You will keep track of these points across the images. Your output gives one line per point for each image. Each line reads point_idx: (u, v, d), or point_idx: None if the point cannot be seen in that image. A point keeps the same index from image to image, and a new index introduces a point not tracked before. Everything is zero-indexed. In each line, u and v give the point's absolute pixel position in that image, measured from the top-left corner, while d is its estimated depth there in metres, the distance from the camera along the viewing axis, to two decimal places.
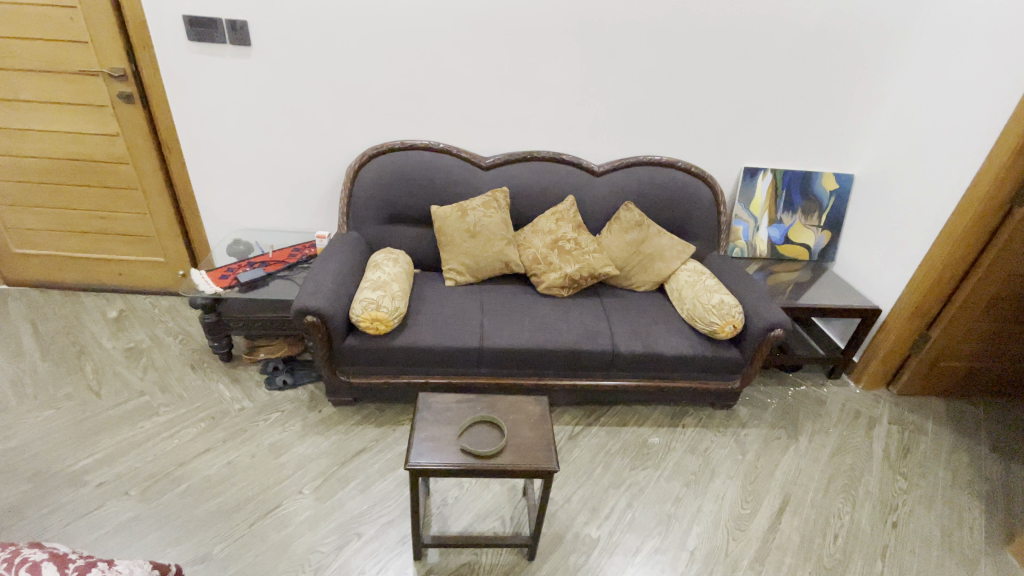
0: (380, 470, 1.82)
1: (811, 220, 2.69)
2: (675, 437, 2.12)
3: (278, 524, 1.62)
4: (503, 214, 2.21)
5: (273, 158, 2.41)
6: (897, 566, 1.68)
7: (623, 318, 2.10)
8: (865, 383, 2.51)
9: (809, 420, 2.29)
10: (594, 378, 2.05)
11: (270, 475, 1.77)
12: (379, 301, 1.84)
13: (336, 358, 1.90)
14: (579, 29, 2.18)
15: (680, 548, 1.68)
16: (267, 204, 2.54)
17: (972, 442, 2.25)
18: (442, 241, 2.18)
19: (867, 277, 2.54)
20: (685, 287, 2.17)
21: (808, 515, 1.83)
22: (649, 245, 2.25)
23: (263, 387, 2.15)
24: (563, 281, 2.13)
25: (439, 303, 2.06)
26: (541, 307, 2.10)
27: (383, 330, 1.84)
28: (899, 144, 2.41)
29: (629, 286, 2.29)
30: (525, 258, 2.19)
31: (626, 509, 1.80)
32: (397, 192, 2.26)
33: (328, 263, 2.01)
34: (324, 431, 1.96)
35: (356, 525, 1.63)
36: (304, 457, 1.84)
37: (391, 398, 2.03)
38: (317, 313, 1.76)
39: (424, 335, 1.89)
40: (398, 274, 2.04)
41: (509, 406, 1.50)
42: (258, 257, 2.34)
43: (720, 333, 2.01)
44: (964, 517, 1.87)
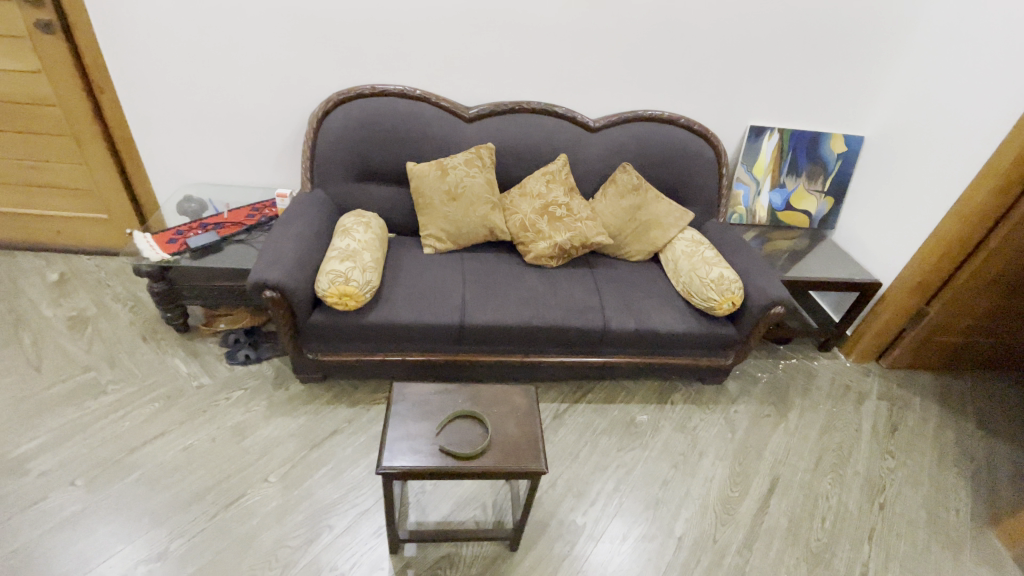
0: (352, 455, 1.69)
1: (815, 185, 2.52)
2: (663, 415, 2.04)
3: (242, 517, 1.50)
4: (487, 174, 1.99)
5: (225, 103, 2.11)
6: (883, 550, 1.67)
7: (616, 291, 1.95)
8: (856, 355, 2.45)
9: (798, 395, 2.23)
10: (582, 356, 1.92)
11: (233, 462, 1.63)
12: (348, 273, 1.65)
13: (302, 334, 1.72)
14: None
15: (668, 535, 1.64)
16: (222, 155, 2.26)
17: (959, 418, 2.23)
18: (420, 204, 1.96)
19: (868, 248, 2.43)
20: (682, 259, 2.01)
21: (796, 498, 1.80)
22: (646, 211, 2.07)
23: (224, 362, 1.98)
24: (552, 251, 1.96)
25: (416, 274, 1.87)
26: (528, 279, 1.93)
27: (353, 306, 1.66)
28: (917, 104, 2.22)
29: (622, 255, 2.12)
30: (511, 224, 2.00)
31: (613, 494, 1.73)
32: (368, 146, 2.00)
33: (290, 227, 1.79)
34: (292, 411, 1.81)
35: (328, 517, 1.52)
36: (269, 441, 1.71)
37: (365, 376, 1.88)
38: (277, 287, 1.58)
39: (399, 311, 1.72)
40: (370, 241, 1.83)
41: (492, 398, 1.37)
42: (212, 217, 2.11)
43: (717, 310, 1.88)
44: (949, 497, 1.86)
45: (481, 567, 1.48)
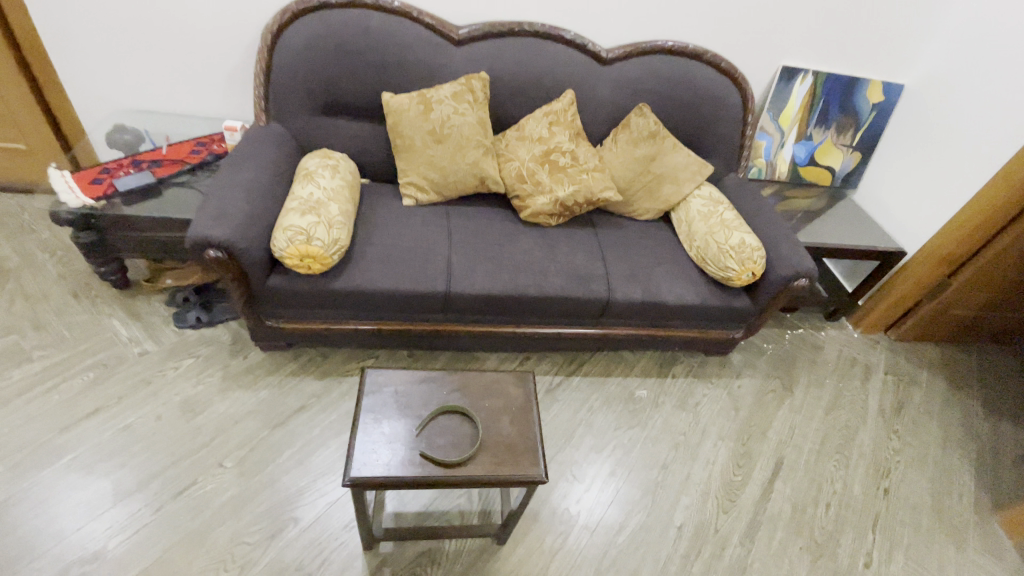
0: (321, 436, 1.50)
1: (843, 138, 2.26)
2: (664, 389, 1.89)
3: (194, 509, 1.31)
4: (479, 112, 1.68)
5: (155, 9, 1.71)
6: (887, 539, 1.59)
7: (622, 256, 1.72)
8: (865, 326, 2.31)
9: (805, 369, 2.10)
10: (582, 327, 1.72)
11: (183, 444, 1.43)
12: (310, 231, 1.38)
13: (258, 299, 1.47)
14: None
15: (666, 525, 1.52)
16: (157, 76, 1.87)
17: (966, 395, 2.13)
18: (398, 145, 1.66)
19: (894, 211, 2.22)
20: (698, 220, 1.77)
21: (801, 482, 1.69)
22: (660, 163, 1.80)
23: (172, 325, 1.72)
24: (552, 207, 1.69)
25: (394, 230, 1.61)
26: (524, 240, 1.68)
27: (317, 269, 1.40)
28: (974, 48, 1.93)
29: (630, 213, 1.87)
30: (506, 173, 1.72)
31: (609, 478, 1.60)
32: (334, 72, 1.65)
33: (241, 172, 1.49)
34: (251, 384, 1.59)
35: (292, 508, 1.35)
36: (225, 419, 1.50)
37: (335, 345, 1.65)
38: (222, 246, 1.31)
39: (373, 275, 1.47)
40: (338, 190, 1.54)
41: (484, 389, 1.17)
42: (149, 152, 1.80)
43: (734, 281, 1.67)
44: (954, 481, 1.79)
45: (465, 564, 1.35)
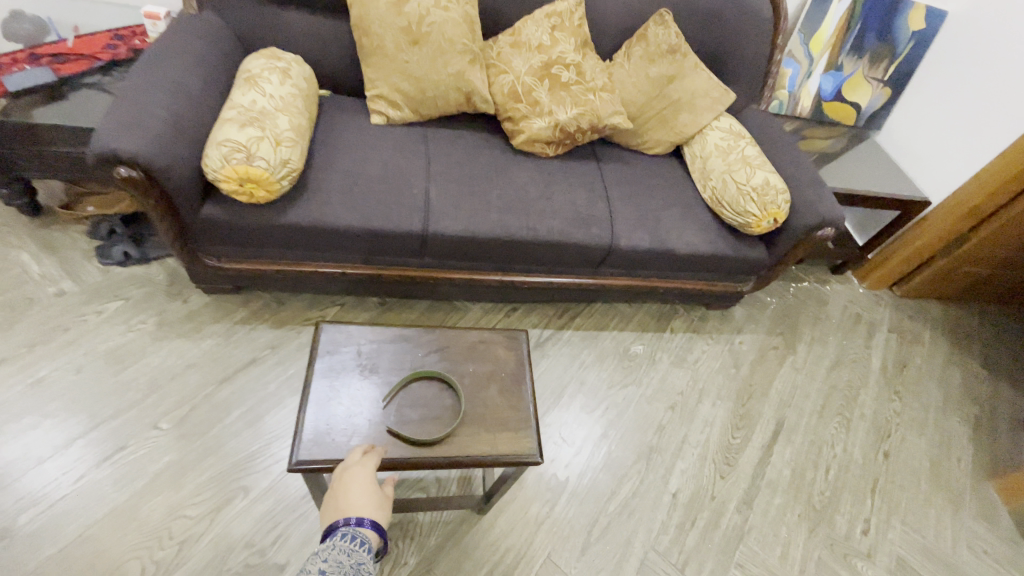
0: (276, 393, 1.30)
1: (875, 71, 2.01)
2: (661, 345, 1.74)
3: (123, 478, 1.12)
4: (467, 9, 1.37)
5: None
6: (886, 504, 1.52)
7: (628, 196, 1.49)
8: (871, 281, 2.18)
9: (808, 325, 1.97)
10: (577, 277, 1.52)
11: (109, 402, 1.21)
12: (251, 148, 1.10)
13: (193, 234, 1.21)
14: None
15: (661, 492, 1.41)
16: None
17: (967, 355, 2.05)
18: (365, 48, 1.35)
19: (920, 157, 2.02)
20: (715, 156, 1.54)
21: (801, 445, 1.59)
22: (678, 86, 1.54)
23: (96, 262, 1.45)
24: (551, 133, 1.43)
25: (360, 154, 1.33)
26: (515, 173, 1.43)
27: (262, 198, 1.14)
28: None
29: (638, 146, 1.62)
30: (496, 89, 1.43)
31: (600, 441, 1.46)
32: None
33: (161, 70, 1.17)
34: (192, 332, 1.36)
35: (241, 476, 1.16)
36: (161, 373, 1.28)
37: (292, 289, 1.42)
38: (136, 163, 1.03)
39: (334, 209, 1.22)
40: (289, 99, 1.25)
41: (466, 351, 0.99)
42: (48, 45, 1.43)
43: (752, 229, 1.47)
44: (953, 444, 1.72)
45: (441, 537, 1.21)
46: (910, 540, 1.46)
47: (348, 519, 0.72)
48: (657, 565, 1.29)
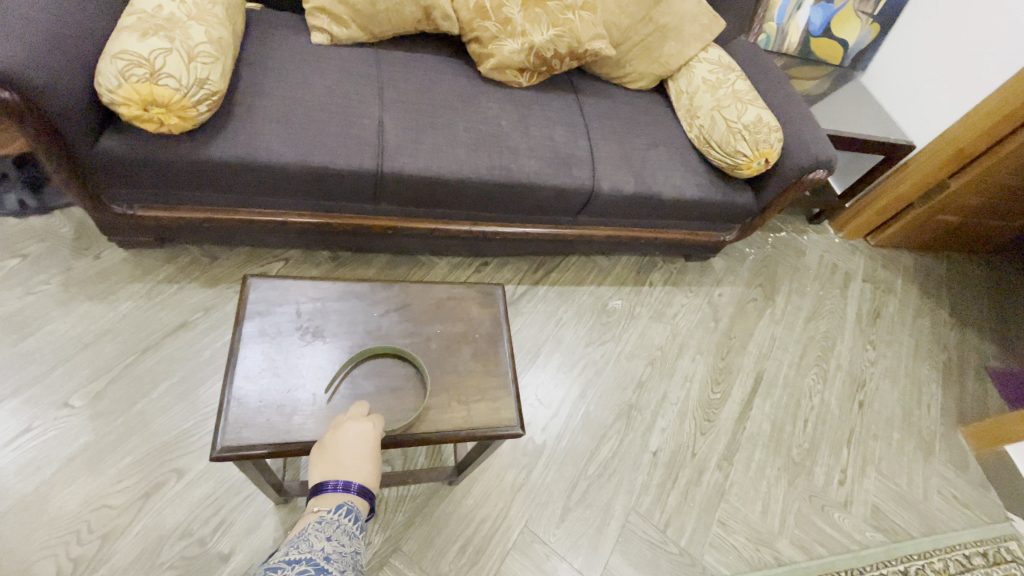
0: (212, 361, 1.13)
1: (866, 4, 1.89)
2: (640, 299, 1.64)
3: (26, 465, 0.95)
4: None
5: None
6: (861, 454, 1.51)
7: (610, 134, 1.34)
8: (847, 231, 2.14)
9: (786, 276, 1.91)
10: (554, 225, 1.39)
11: (6, 377, 1.02)
12: (152, 60, 0.89)
13: (93, 174, 0.99)
14: None
15: (641, 451, 1.34)
16: None
17: (936, 304, 2.06)
18: None
19: (907, 99, 1.94)
20: (703, 91, 1.40)
21: (780, 399, 1.56)
22: (665, 9, 1.37)
23: None
24: (524, 58, 1.24)
25: (299, 78, 1.12)
26: (484, 105, 1.25)
27: (176, 128, 0.93)
28: None
29: (620, 78, 1.45)
30: (460, 5, 1.23)
31: (578, 402, 1.38)
32: None
33: None
34: (105, 294, 1.16)
35: (174, 456, 1.01)
36: (70, 342, 1.08)
37: (226, 242, 1.22)
38: (9, 81, 0.80)
39: (269, 143, 1.02)
40: (204, 6, 1.02)
41: (432, 309, 0.85)
42: None
43: (742, 172, 1.35)
44: (923, 393, 1.74)
45: (408, 513, 1.11)
46: (884, 488, 1.47)
47: (337, 482, 0.62)
48: (639, 527, 1.23)
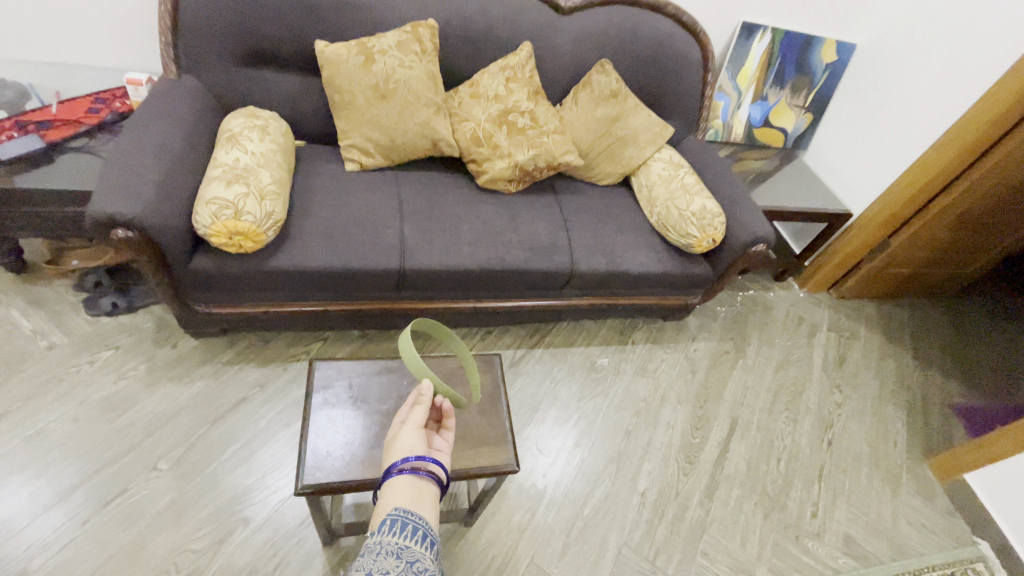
0: (267, 428, 1.39)
1: (797, 99, 2.26)
2: (624, 357, 1.89)
3: (126, 519, 1.18)
4: (429, 65, 1.52)
5: None
6: (832, 488, 1.69)
7: (585, 224, 1.65)
8: (810, 285, 2.40)
9: (756, 330, 2.16)
10: (544, 299, 1.66)
11: (109, 447, 1.28)
12: (237, 204, 1.21)
13: (183, 284, 1.30)
14: None
15: (631, 492, 1.54)
16: (36, 15, 1.55)
17: (899, 347, 2.27)
18: (337, 103, 1.48)
19: (843, 172, 2.26)
20: (659, 185, 1.72)
21: (754, 441, 1.76)
22: (622, 125, 1.72)
23: (83, 313, 1.51)
24: (511, 172, 1.59)
25: (337, 200, 1.45)
26: (481, 209, 1.57)
27: (249, 248, 1.24)
28: (925, 8, 1.93)
29: (591, 178, 1.79)
30: (460, 135, 1.58)
31: (574, 450, 1.59)
32: (255, 16, 1.42)
33: (148, 136, 1.27)
34: (182, 376, 1.43)
35: (240, 509, 1.24)
36: (155, 417, 1.35)
37: (277, 328, 1.51)
38: (132, 226, 1.12)
39: (316, 252, 1.33)
40: (268, 155, 1.36)
41: (448, 376, 1.11)
42: (34, 112, 1.52)
43: (695, 248, 1.65)
44: (889, 430, 1.92)
45: None
46: (855, 519, 1.63)
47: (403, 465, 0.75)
48: (631, 559, 1.41)
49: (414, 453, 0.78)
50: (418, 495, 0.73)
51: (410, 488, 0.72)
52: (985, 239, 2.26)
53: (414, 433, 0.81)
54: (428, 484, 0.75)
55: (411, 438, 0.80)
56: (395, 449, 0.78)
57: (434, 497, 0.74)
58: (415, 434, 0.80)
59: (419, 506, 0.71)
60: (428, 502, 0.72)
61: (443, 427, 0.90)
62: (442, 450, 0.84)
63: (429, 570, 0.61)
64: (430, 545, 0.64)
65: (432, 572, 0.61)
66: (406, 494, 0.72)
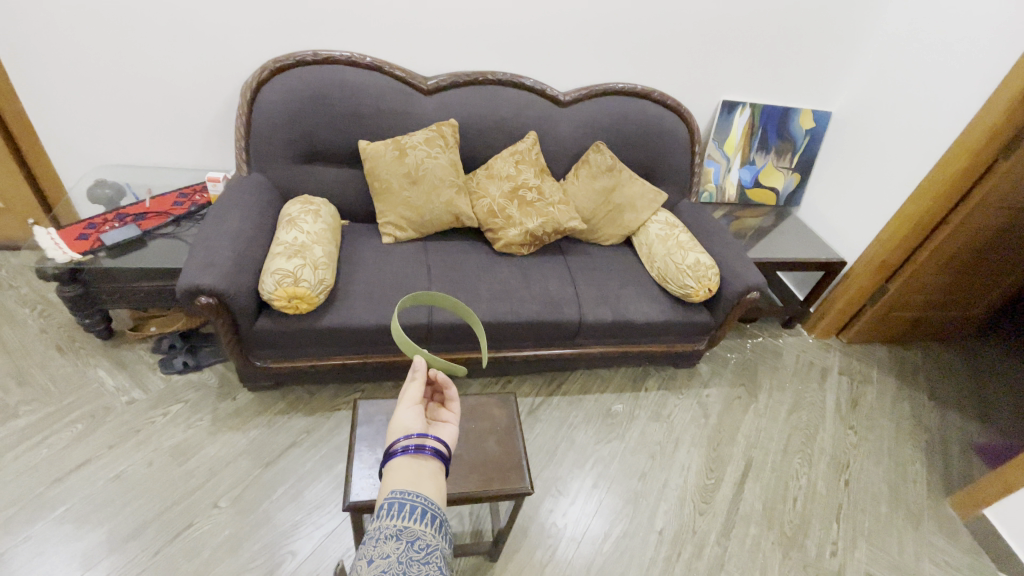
0: (312, 471, 1.56)
1: (783, 161, 2.49)
2: (638, 403, 2.01)
3: (190, 550, 1.34)
4: (451, 154, 1.83)
5: (137, 73, 1.80)
6: (851, 527, 1.72)
7: (591, 280, 1.86)
8: (817, 331, 2.49)
9: (767, 375, 2.25)
10: (558, 348, 1.83)
11: (177, 487, 1.46)
12: (297, 273, 1.46)
13: (248, 343, 1.53)
14: None
15: (648, 531, 1.62)
16: (139, 131, 1.95)
17: (913, 388, 2.31)
18: (376, 188, 1.78)
19: (834, 224, 2.43)
20: (656, 243, 1.93)
21: (769, 481, 1.81)
22: (619, 193, 1.97)
23: (159, 372, 1.76)
24: (523, 238, 1.83)
25: (375, 268, 1.70)
26: (498, 270, 1.80)
27: (304, 309, 1.48)
28: (886, 80, 2.18)
29: (595, 239, 2.03)
30: (478, 209, 1.86)
31: (592, 491, 1.69)
32: (312, 124, 1.77)
33: (225, 221, 1.56)
34: (240, 425, 1.64)
35: (289, 542, 1.40)
36: (217, 460, 1.54)
37: (322, 382, 1.72)
38: (213, 293, 1.37)
39: (358, 312, 1.56)
40: (320, 233, 1.64)
41: (470, 412, 1.29)
42: (131, 206, 1.85)
43: (693, 297, 1.81)
44: (908, 470, 1.94)
45: None
46: (876, 558, 1.64)
47: (406, 447, 0.80)
48: None
49: (414, 431, 0.83)
50: (421, 470, 0.78)
51: (410, 467, 0.77)
52: (983, 281, 2.36)
53: (413, 411, 0.86)
54: (429, 460, 0.79)
55: (410, 416, 0.85)
56: (396, 428, 0.83)
57: (438, 469, 0.80)
58: (413, 413, 0.85)
59: (422, 481, 0.76)
60: (431, 476, 0.78)
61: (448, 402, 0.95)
62: (446, 425, 0.89)
63: (430, 546, 0.66)
64: (430, 520, 0.69)
65: (435, 546, 0.66)
66: (408, 472, 0.77)
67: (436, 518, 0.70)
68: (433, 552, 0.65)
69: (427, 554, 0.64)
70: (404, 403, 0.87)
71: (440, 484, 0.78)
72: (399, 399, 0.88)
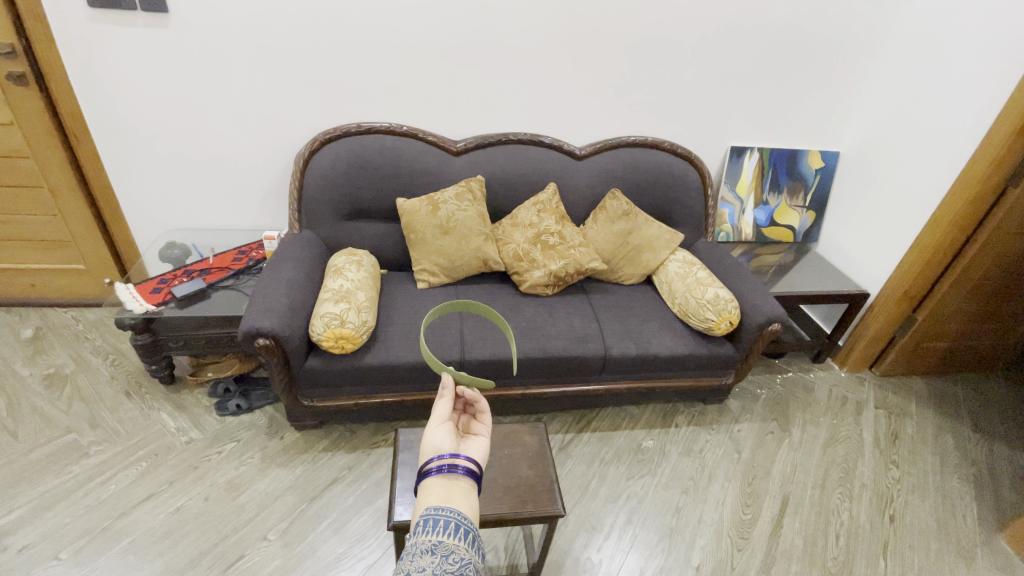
0: (354, 505, 1.63)
1: (796, 200, 2.59)
2: (668, 439, 2.02)
3: None
4: (479, 206, 2.00)
5: (207, 148, 2.08)
6: (899, 565, 1.66)
7: (614, 317, 1.95)
8: (849, 365, 2.46)
9: (799, 409, 2.22)
10: (585, 383, 1.90)
11: (230, 520, 1.56)
12: (343, 316, 1.61)
13: (298, 382, 1.67)
14: (563, 10, 1.95)
15: (685, 566, 1.60)
16: (205, 198, 2.21)
17: (956, 421, 2.24)
18: (412, 239, 1.95)
19: (854, 257, 2.48)
20: (676, 280, 2.02)
21: (808, 517, 1.78)
22: (637, 235, 2.10)
23: (214, 414, 1.90)
24: (547, 279, 1.97)
25: (412, 311, 1.85)
26: (525, 310, 1.92)
27: (349, 348, 1.61)
28: (887, 119, 2.29)
29: (617, 279, 2.15)
30: (505, 255, 2.01)
31: (626, 526, 1.70)
32: (356, 185, 1.98)
33: (280, 271, 1.74)
34: (287, 462, 1.74)
35: (333, 573, 1.46)
36: (267, 495, 1.64)
37: (362, 420, 1.83)
38: (271, 335, 1.51)
39: (397, 351, 1.68)
40: (363, 281, 1.80)
41: (503, 439, 1.37)
42: (197, 263, 2.07)
43: (715, 330, 1.87)
44: (958, 505, 1.87)
45: None
46: None
47: (440, 465, 0.84)
48: None
49: (446, 450, 0.87)
50: (453, 488, 0.82)
51: (442, 487, 0.82)
52: (1016, 309, 2.34)
53: (444, 429, 0.91)
54: (460, 478, 0.84)
55: (441, 435, 0.90)
56: (427, 448, 0.88)
57: (470, 487, 0.84)
58: (443, 432, 0.90)
59: (453, 498, 0.80)
60: (462, 494, 0.82)
61: (479, 415, 1.00)
62: (479, 441, 0.93)
63: (464, 559, 0.70)
64: (463, 535, 0.73)
65: (467, 559, 0.70)
66: (440, 491, 0.81)
67: (468, 533, 0.74)
68: (466, 565, 0.69)
69: (461, 567, 0.69)
70: (435, 421, 0.93)
71: (473, 500, 0.82)
72: (430, 418, 0.93)
